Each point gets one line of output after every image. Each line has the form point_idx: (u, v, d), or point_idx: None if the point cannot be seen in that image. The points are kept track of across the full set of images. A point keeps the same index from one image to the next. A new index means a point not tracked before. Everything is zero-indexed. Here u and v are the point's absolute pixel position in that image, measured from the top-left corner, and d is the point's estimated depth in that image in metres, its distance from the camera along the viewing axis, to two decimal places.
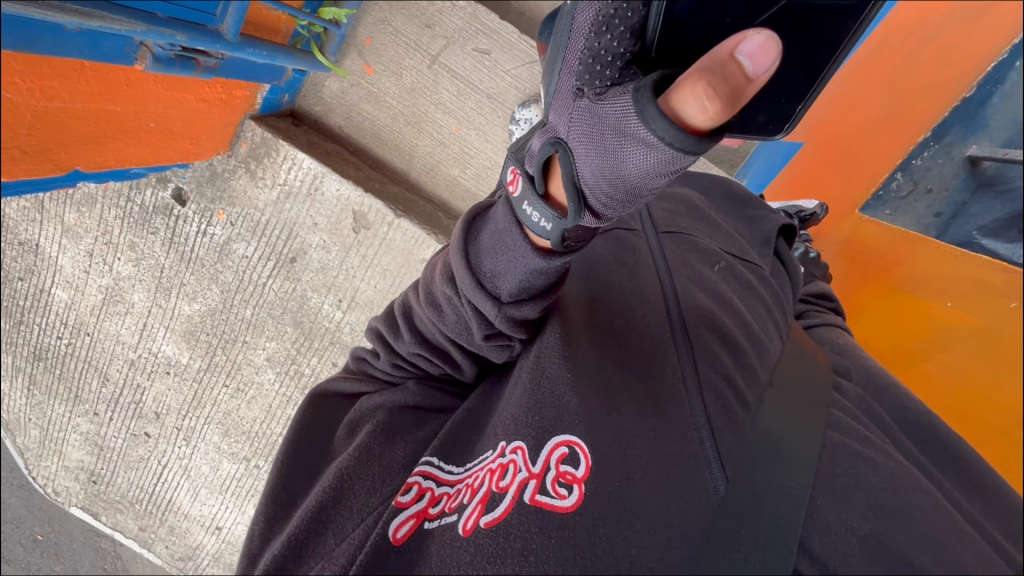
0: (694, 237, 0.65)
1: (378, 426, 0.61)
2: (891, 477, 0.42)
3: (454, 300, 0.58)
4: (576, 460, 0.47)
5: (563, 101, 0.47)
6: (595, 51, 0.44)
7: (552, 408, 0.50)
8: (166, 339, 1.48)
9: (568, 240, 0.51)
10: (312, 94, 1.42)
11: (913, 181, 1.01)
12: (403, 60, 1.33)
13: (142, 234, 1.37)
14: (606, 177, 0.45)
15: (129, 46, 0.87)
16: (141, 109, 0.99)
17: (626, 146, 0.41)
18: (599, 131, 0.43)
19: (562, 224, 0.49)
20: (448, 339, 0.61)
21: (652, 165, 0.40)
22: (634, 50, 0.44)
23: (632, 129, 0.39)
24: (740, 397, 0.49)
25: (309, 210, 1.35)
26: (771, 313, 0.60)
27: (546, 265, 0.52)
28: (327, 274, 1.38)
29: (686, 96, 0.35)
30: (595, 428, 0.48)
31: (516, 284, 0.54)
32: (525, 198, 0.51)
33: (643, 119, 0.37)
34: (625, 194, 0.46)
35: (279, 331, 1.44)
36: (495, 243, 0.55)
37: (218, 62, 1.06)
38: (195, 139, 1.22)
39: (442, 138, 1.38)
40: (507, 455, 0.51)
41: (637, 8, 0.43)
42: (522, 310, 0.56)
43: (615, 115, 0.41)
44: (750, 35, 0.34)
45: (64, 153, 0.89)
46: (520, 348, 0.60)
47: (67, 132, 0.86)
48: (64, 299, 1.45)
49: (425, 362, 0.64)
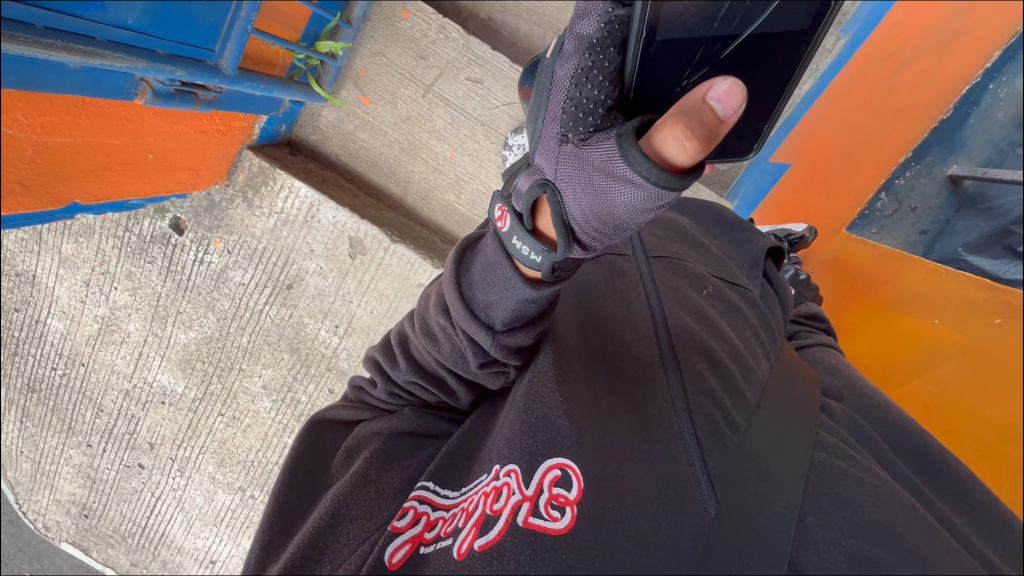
0: (684, 262, 0.66)
1: (375, 452, 0.60)
2: (878, 496, 0.42)
3: (449, 329, 0.59)
4: (568, 482, 0.47)
5: (548, 145, 0.49)
6: (577, 100, 0.46)
7: (545, 431, 0.51)
8: (162, 368, 1.47)
9: (557, 270, 0.52)
10: (309, 124, 1.45)
11: (897, 201, 1.03)
12: (398, 90, 1.36)
13: (139, 263, 1.38)
14: (592, 215, 0.47)
15: (129, 82, 0.89)
16: (140, 142, 1.01)
17: (611, 185, 0.43)
18: (585, 171, 0.45)
19: (553, 256, 0.50)
20: (443, 367, 0.62)
21: (637, 203, 0.42)
22: (613, 96, 0.46)
23: (617, 170, 0.41)
24: (729, 419, 0.49)
25: (305, 238, 1.37)
26: (759, 335, 0.60)
27: (536, 296, 0.53)
28: (324, 300, 1.39)
29: (667, 139, 0.37)
30: (587, 452, 0.48)
31: (509, 313, 0.55)
32: (514, 233, 0.53)
33: (627, 161, 0.39)
34: (610, 228, 0.48)
35: (275, 358, 1.44)
36: (487, 275, 0.56)
37: (216, 96, 1.08)
38: (193, 170, 1.24)
39: (437, 165, 1.41)
40: (501, 477, 0.51)
41: (614, 58, 0.45)
42: (515, 337, 0.56)
43: (600, 157, 0.43)
44: (718, 83, 0.36)
45: (62, 186, 0.91)
46: (515, 374, 0.61)
47: (66, 165, 0.88)
48: (59, 329, 1.45)
49: (421, 390, 0.64)
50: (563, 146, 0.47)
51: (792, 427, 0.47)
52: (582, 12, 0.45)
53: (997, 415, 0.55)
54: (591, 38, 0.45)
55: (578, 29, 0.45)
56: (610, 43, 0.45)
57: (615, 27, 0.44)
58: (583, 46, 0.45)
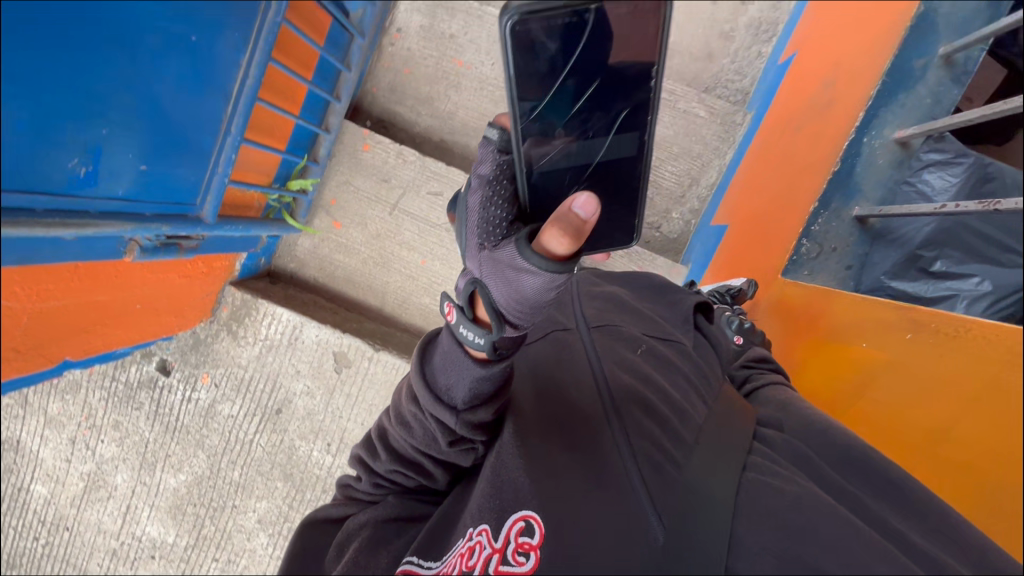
0: (619, 326, 0.73)
1: (364, 541, 0.63)
2: (796, 500, 0.47)
3: (419, 416, 0.62)
4: (531, 530, 0.51)
5: (470, 251, 0.57)
6: (487, 218, 0.57)
7: (511, 492, 0.54)
8: (151, 519, 1.43)
9: (499, 349, 0.56)
10: (286, 253, 1.57)
11: (819, 243, 1.09)
12: (367, 212, 1.50)
13: (126, 411, 1.42)
14: (512, 301, 0.53)
15: (119, 243, 0.98)
16: (129, 295, 1.09)
17: (519, 276, 0.51)
18: (497, 270, 0.53)
19: (491, 337, 0.54)
20: (419, 451, 0.64)
21: (541, 288, 0.51)
22: (513, 212, 0.58)
23: (520, 264, 0.50)
24: (670, 456, 0.53)
25: (291, 360, 1.42)
26: (694, 382, 0.66)
27: (486, 373, 0.56)
28: (314, 419, 1.41)
29: (548, 238, 0.47)
30: (546, 503, 0.52)
31: (468, 391, 0.58)
32: (461, 322, 0.57)
33: (523, 257, 0.49)
34: (530, 312, 0.54)
35: (269, 488, 1.42)
36: (444, 359, 0.58)
37: (198, 243, 1.19)
38: (178, 312, 1.32)
39: (410, 273, 1.51)
40: (474, 537, 0.54)
41: (507, 185, 0.58)
42: (477, 413, 0.59)
43: (507, 255, 0.51)
44: (577, 197, 0.45)
45: (55, 347, 0.99)
46: (483, 449, 0.64)
47: (59, 325, 0.96)
48: (43, 493, 1.43)
49: (402, 477, 0.66)
50: (479, 250, 0.55)
51: (726, 450, 0.53)
52: (481, 161, 0.60)
53: (925, 420, 0.63)
54: (488, 176, 0.58)
55: (480, 170, 0.59)
56: (504, 177, 0.58)
57: (505, 165, 0.58)
58: (483, 182, 0.58)
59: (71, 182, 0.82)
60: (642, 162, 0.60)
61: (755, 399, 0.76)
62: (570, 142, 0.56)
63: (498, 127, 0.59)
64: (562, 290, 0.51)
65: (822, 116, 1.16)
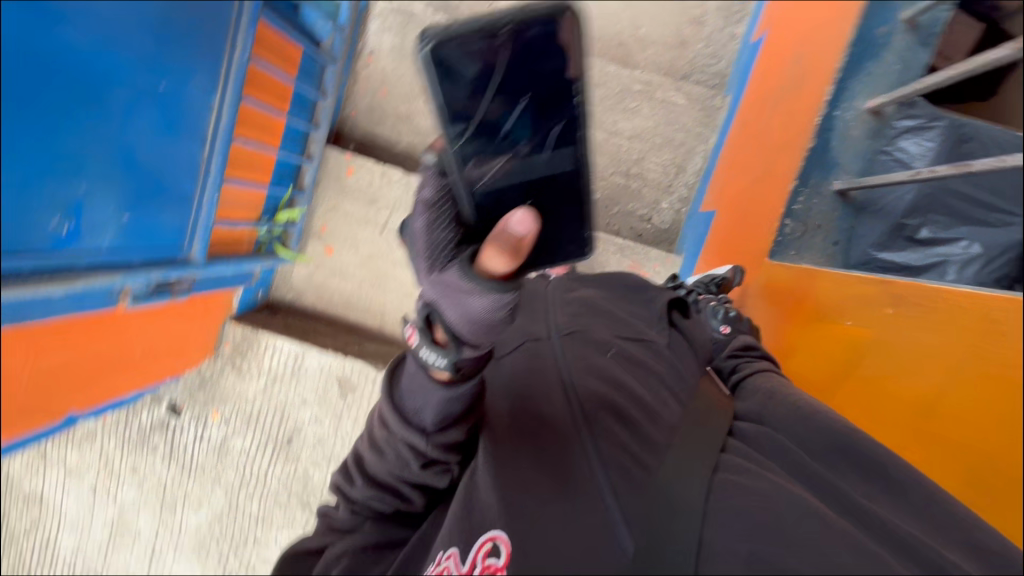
0: (592, 326, 0.70)
1: None
2: (768, 493, 0.43)
3: (389, 438, 0.56)
4: (498, 551, 0.45)
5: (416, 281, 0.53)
6: (433, 242, 0.51)
7: (475, 515, 0.49)
8: (177, 558, 1.45)
9: (463, 368, 0.52)
10: (283, 284, 1.59)
11: (802, 223, 1.08)
12: (357, 235, 1.52)
13: (142, 455, 1.43)
14: (464, 328, 0.49)
15: (111, 294, 0.99)
16: (131, 342, 1.12)
17: (468, 300, 0.47)
18: (445, 292, 0.49)
19: (451, 356, 0.50)
20: (392, 476, 0.57)
21: (490, 309, 0.47)
22: (460, 233, 0.53)
23: (466, 288, 0.47)
24: (640, 460, 0.48)
25: (297, 390, 1.43)
26: (670, 384, 0.61)
27: (456, 391, 0.52)
28: (325, 445, 1.42)
29: (488, 256, 0.46)
30: (510, 520, 0.46)
31: (438, 411, 0.53)
32: (422, 342, 0.52)
33: (468, 281, 0.47)
34: (484, 337, 0.50)
35: (289, 519, 1.43)
36: (411, 377, 0.54)
37: (190, 283, 1.20)
38: (183, 354, 1.34)
39: (406, 290, 1.52)
40: (438, 564, 0.49)
41: (452, 209, 0.53)
42: (450, 434, 0.55)
43: (452, 279, 0.48)
44: (515, 213, 0.46)
45: (59, 401, 1.01)
46: (459, 470, 0.58)
47: (59, 381, 0.98)
48: (71, 544, 1.46)
49: (377, 504, 0.58)
50: (427, 274, 0.51)
51: (701, 446, 0.48)
52: (421, 184, 0.54)
53: (913, 384, 0.64)
54: (428, 198, 0.53)
55: (420, 195, 0.54)
56: (447, 200, 0.53)
57: (450, 188, 0.53)
58: (426, 205, 0.53)
59: (55, 241, 0.83)
60: (587, 175, 0.56)
61: (744, 387, 0.75)
62: (508, 160, 0.53)
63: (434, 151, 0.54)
64: (512, 308, 0.49)
65: (794, 94, 1.15)
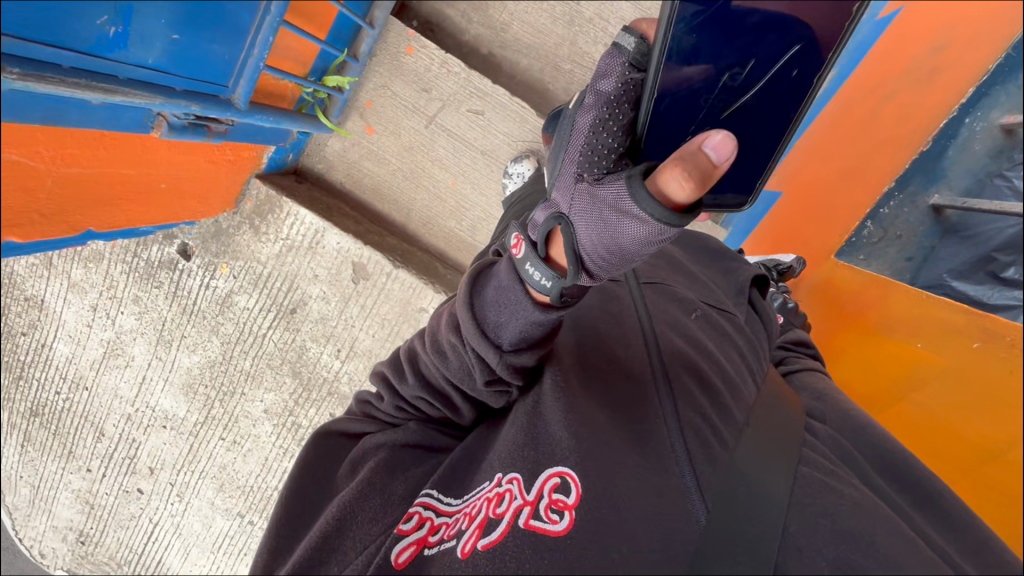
0: (675, 287, 0.74)
1: (381, 462, 0.63)
2: (856, 505, 0.45)
3: (459, 347, 0.61)
4: (567, 488, 0.50)
5: (565, 184, 0.56)
6: (592, 146, 0.54)
7: (546, 445, 0.55)
8: (164, 392, 1.49)
9: (565, 296, 0.57)
10: (314, 152, 1.49)
11: (882, 229, 1.10)
12: (402, 121, 1.41)
13: (147, 288, 1.41)
14: (601, 245, 0.52)
15: (148, 116, 0.93)
16: (156, 171, 1.06)
17: (622, 222, 0.49)
18: (598, 207, 0.51)
19: (563, 282, 0.55)
20: (450, 383, 0.64)
21: (640, 239, 0.49)
22: (625, 144, 0.54)
23: (624, 207, 0.48)
24: (718, 435, 0.53)
25: (310, 263, 1.40)
26: (745, 357, 0.66)
27: (546, 318, 0.57)
28: (326, 324, 1.42)
29: (669, 178, 0.44)
30: (584, 460, 0.51)
31: (518, 333, 0.59)
32: (528, 259, 0.57)
33: (635, 200, 0.46)
34: (617, 262, 0.53)
35: (277, 382, 1.46)
36: (500, 297, 0.59)
37: (228, 128, 1.12)
38: (203, 199, 1.28)
39: (438, 192, 1.45)
40: (503, 484, 0.54)
41: (628, 113, 0.54)
42: (521, 357, 0.59)
43: (610, 196, 0.50)
44: (715, 134, 0.43)
45: (79, 215, 0.96)
46: (517, 395, 0.64)
47: (84, 194, 0.93)
48: (65, 353, 1.47)
49: (427, 405, 0.66)
50: (577, 182, 0.54)
51: (783, 441, 0.50)
52: (603, 74, 0.54)
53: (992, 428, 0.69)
54: (608, 95, 0.54)
55: (599, 87, 0.54)
56: (625, 101, 0.54)
57: (634, 87, 0.53)
58: (602, 101, 0.54)
59: (99, 42, 0.74)
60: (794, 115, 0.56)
61: (789, 380, 0.73)
62: (703, 73, 0.52)
63: (638, 36, 0.53)
64: (660, 247, 0.50)
65: (919, 90, 1.02)
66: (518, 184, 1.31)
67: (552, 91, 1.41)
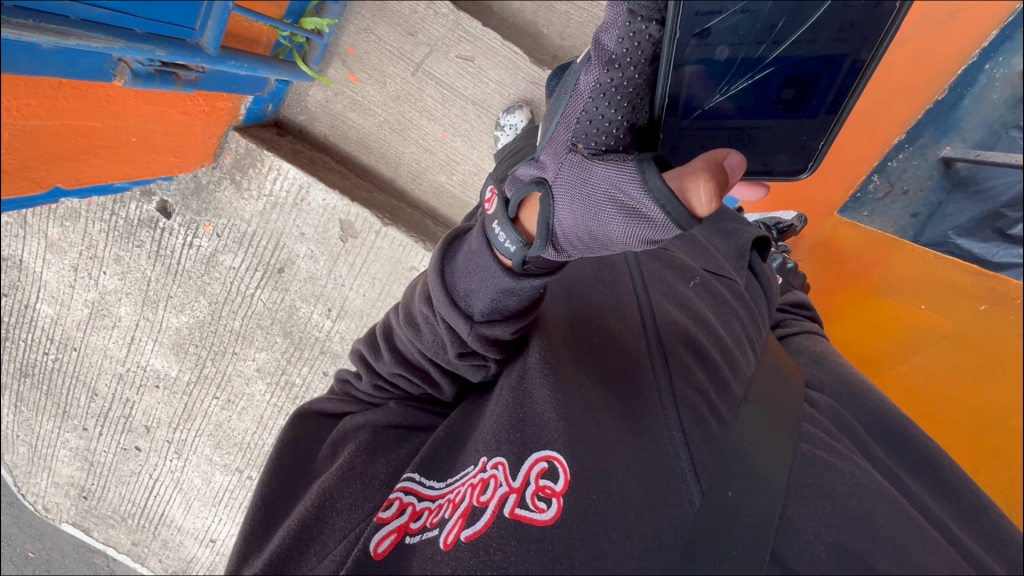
0: (673, 254, 0.71)
1: (361, 445, 0.62)
2: (856, 484, 0.45)
3: (430, 318, 0.61)
4: (555, 475, 0.49)
5: (556, 148, 0.51)
6: (593, 115, 0.49)
7: (534, 425, 0.54)
8: (155, 352, 1.46)
9: (529, 264, 0.55)
10: (296, 104, 1.40)
11: (889, 183, 1.04)
12: (387, 68, 1.31)
13: (127, 247, 1.35)
14: (585, 227, 0.48)
15: (107, 63, 0.84)
16: (122, 124, 0.98)
17: (608, 209, 0.45)
18: (592, 184, 0.46)
19: (528, 250, 0.53)
20: (426, 358, 0.63)
21: (629, 232, 0.45)
22: (629, 116, 0.49)
23: (628, 193, 0.43)
24: (714, 411, 0.52)
25: (295, 220, 1.35)
26: (743, 327, 0.65)
27: (514, 286, 0.55)
28: (316, 283, 1.38)
29: (697, 189, 0.39)
30: (574, 442, 0.50)
31: (488, 303, 0.57)
32: (497, 219, 0.56)
33: (646, 185, 0.41)
34: (595, 248, 0.50)
35: (269, 342, 1.43)
36: (468, 265, 0.58)
37: (199, 76, 1.03)
38: (177, 152, 1.21)
39: (428, 145, 1.38)
40: (489, 470, 0.53)
41: (634, 76, 0.48)
42: (493, 329, 0.59)
43: (603, 177, 0.45)
44: (732, 155, 0.41)
45: (43, 171, 0.89)
46: (495, 368, 0.63)
47: (44, 148, 0.85)
48: (50, 314, 1.44)
49: (405, 381, 0.66)
50: (569, 152, 0.49)
51: (778, 419, 0.50)
52: (607, 28, 0.47)
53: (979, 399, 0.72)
54: (612, 53, 0.48)
55: (602, 41, 0.48)
56: (631, 62, 0.48)
57: (645, 47, 0.47)
58: (605, 61, 0.48)
59: None
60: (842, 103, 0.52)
61: (787, 346, 0.72)
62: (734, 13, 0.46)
63: None
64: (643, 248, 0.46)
65: (938, 32, 0.95)
66: (511, 136, 1.26)
67: (546, 34, 1.32)
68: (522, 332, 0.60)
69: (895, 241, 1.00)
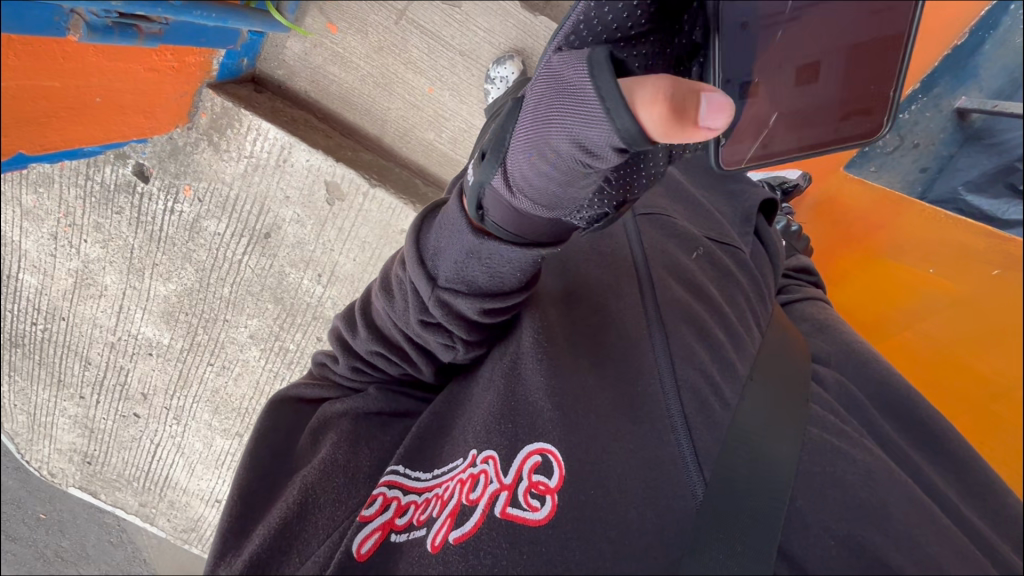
0: (675, 220, 0.68)
1: (343, 436, 0.61)
2: (868, 474, 0.44)
3: (402, 283, 0.58)
4: (549, 470, 0.48)
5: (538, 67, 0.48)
6: (590, 20, 0.48)
7: (526, 415, 0.53)
8: (145, 321, 1.43)
9: (488, 212, 0.51)
10: (273, 57, 1.30)
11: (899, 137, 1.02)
12: (369, 16, 1.22)
13: (107, 214, 1.30)
14: (545, 151, 0.44)
15: (58, 15, 0.76)
16: (84, 84, 0.90)
17: (569, 113, 0.41)
18: (554, 98, 0.43)
19: (483, 181, 0.50)
20: (400, 332, 0.61)
21: (596, 145, 0.41)
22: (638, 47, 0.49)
23: (584, 95, 0.39)
24: (719, 394, 0.50)
25: (279, 183, 1.29)
26: (749, 299, 0.63)
27: (477, 245, 0.51)
28: (304, 248, 1.34)
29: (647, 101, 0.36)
30: (569, 435, 0.49)
31: (453, 268, 0.54)
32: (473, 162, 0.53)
33: (595, 85, 0.37)
34: (561, 176, 0.45)
35: (259, 309, 1.40)
36: (440, 222, 0.55)
37: (161, 28, 0.93)
38: (148, 113, 1.14)
39: (414, 100, 1.30)
40: (478, 465, 0.52)
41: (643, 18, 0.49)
42: (456, 299, 0.55)
43: (568, 75, 0.41)
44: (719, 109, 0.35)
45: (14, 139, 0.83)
46: (463, 351, 0.60)
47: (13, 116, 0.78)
48: (34, 284, 1.39)
49: (383, 360, 0.63)
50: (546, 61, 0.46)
51: (779, 406, 0.48)
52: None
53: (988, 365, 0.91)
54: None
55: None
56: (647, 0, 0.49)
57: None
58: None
59: None
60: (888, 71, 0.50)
61: (789, 313, 0.71)
62: None
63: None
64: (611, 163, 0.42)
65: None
66: (502, 90, 1.19)
67: None
68: (488, 310, 0.56)
69: (900, 200, 1.01)
